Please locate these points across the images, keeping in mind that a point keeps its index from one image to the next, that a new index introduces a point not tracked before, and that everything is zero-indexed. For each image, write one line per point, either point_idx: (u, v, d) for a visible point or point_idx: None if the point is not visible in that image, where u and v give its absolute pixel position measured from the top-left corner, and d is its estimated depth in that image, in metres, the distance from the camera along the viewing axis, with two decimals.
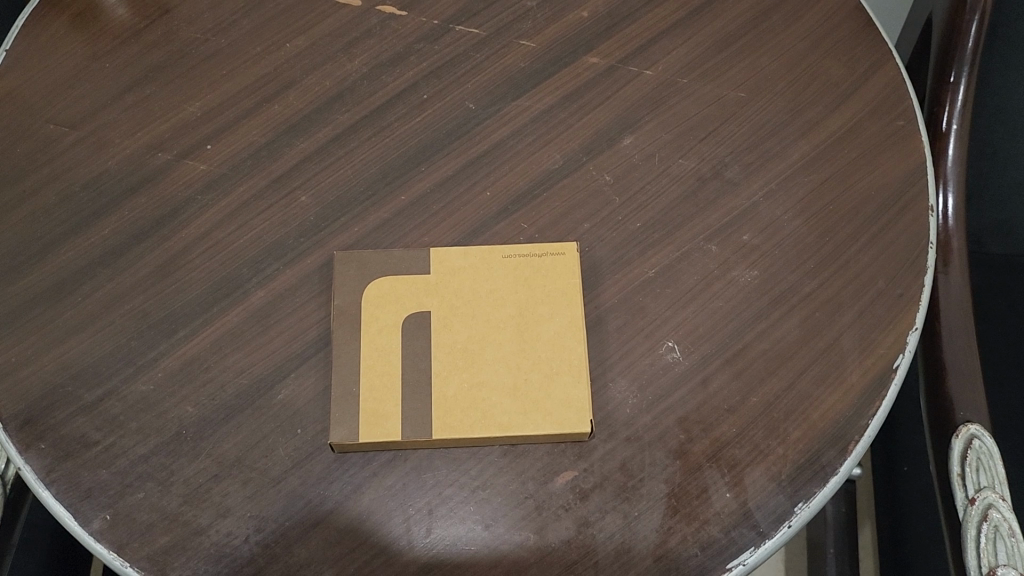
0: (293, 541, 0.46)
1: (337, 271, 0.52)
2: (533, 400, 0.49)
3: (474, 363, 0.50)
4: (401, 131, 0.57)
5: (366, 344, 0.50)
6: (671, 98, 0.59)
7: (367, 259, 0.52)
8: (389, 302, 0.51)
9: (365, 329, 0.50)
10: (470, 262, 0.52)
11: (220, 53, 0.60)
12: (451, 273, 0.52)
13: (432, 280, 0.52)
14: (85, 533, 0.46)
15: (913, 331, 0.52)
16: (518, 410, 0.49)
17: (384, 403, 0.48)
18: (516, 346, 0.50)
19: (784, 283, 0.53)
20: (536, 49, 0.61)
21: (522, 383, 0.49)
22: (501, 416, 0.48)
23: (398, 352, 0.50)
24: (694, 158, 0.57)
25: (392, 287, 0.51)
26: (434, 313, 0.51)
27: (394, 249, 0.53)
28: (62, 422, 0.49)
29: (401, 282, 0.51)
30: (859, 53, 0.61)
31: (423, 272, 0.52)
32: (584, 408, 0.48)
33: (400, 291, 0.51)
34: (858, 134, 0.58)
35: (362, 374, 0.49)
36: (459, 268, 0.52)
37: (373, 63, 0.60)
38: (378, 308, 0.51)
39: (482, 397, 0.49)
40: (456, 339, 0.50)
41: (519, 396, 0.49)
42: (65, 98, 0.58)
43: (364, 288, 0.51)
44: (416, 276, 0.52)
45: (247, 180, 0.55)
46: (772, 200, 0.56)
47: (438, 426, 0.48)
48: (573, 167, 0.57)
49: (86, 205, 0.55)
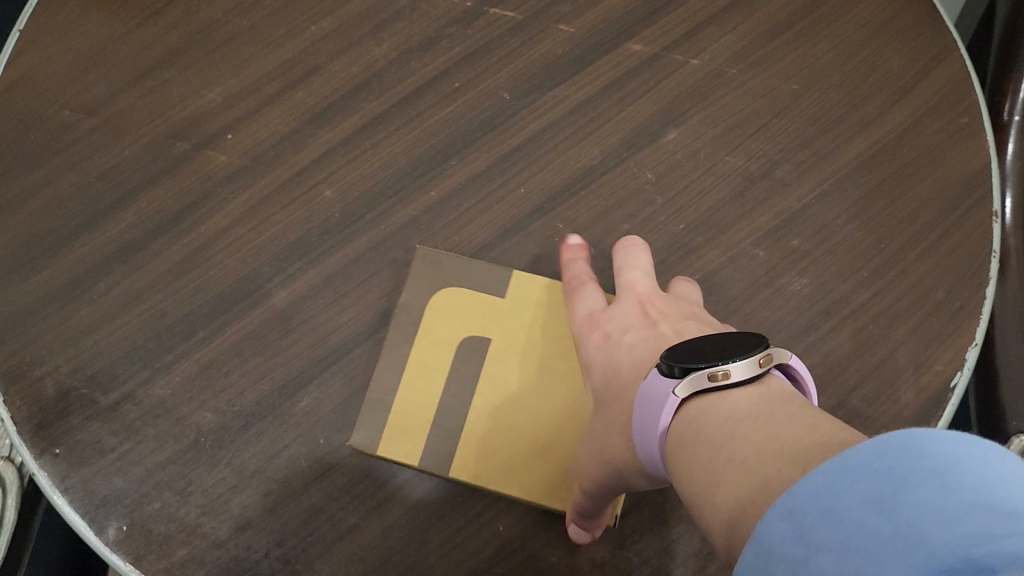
0: (314, 557, 0.44)
1: (414, 265, 0.51)
2: (559, 464, 0.47)
3: (516, 407, 0.48)
4: (432, 122, 0.54)
5: (415, 351, 0.49)
6: (720, 89, 0.55)
7: (442, 263, 0.51)
8: (451, 314, 0.50)
9: (420, 335, 0.49)
10: (546, 298, 0.50)
11: (242, 37, 0.56)
12: (524, 304, 0.50)
13: (503, 304, 0.50)
14: (100, 543, 0.44)
15: (973, 346, 0.48)
16: (542, 471, 0.46)
17: (413, 424, 0.47)
18: (565, 403, 0.48)
19: (835, 292, 0.50)
20: (574, 34, 0.56)
21: (555, 445, 0.47)
22: (522, 473, 0.46)
23: (443, 370, 0.49)
24: (742, 156, 0.53)
25: (458, 299, 0.50)
26: (493, 341, 0.49)
27: (478, 257, 0.51)
28: (77, 426, 0.47)
29: (470, 298, 0.50)
30: (924, 40, 0.56)
31: (496, 294, 0.50)
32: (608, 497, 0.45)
33: (466, 306, 0.50)
34: (918, 131, 0.54)
35: (401, 385, 0.48)
36: (533, 302, 0.50)
37: (403, 48, 0.56)
38: (439, 316, 0.50)
39: (507, 447, 0.47)
40: (506, 375, 0.48)
41: (549, 457, 0.47)
42: (80, 82, 0.55)
43: (433, 292, 0.50)
44: (488, 297, 0.50)
45: (271, 173, 0.53)
46: (826, 202, 0.52)
47: (458, 463, 0.46)
48: (613, 163, 0.53)
49: (102, 197, 0.52)
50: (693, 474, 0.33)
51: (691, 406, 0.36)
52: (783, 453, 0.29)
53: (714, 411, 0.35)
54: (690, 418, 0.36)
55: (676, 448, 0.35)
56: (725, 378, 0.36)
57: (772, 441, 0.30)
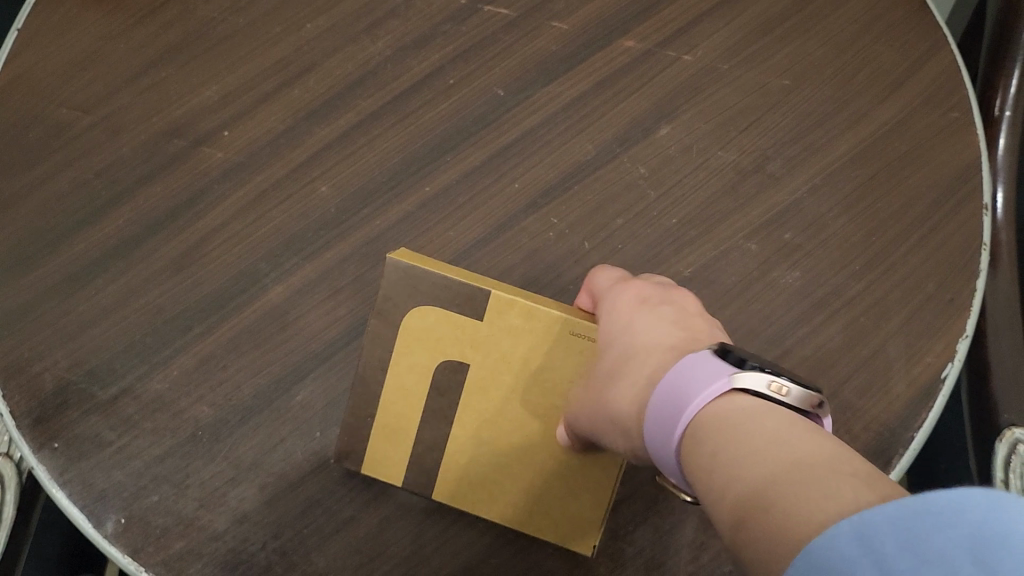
0: (310, 549, 0.46)
1: (385, 276, 0.46)
2: (539, 492, 0.47)
3: (497, 439, 0.47)
4: (425, 119, 0.54)
5: (391, 378, 0.47)
6: (712, 85, 0.55)
7: (419, 280, 0.46)
8: (427, 339, 0.46)
9: (395, 362, 0.47)
10: (528, 324, 0.46)
11: (236, 34, 0.56)
12: (505, 330, 0.46)
13: (481, 330, 0.46)
14: (100, 535, 0.46)
15: (963, 338, 0.49)
16: (522, 500, 0.47)
17: (395, 450, 0.47)
18: (548, 437, 0.46)
19: (826, 286, 0.51)
20: (569, 31, 0.56)
21: (536, 477, 0.47)
22: (502, 502, 0.47)
23: (420, 401, 0.47)
24: (734, 150, 0.54)
25: (434, 323, 0.46)
26: (473, 371, 0.46)
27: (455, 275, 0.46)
28: (76, 421, 0.48)
29: (446, 322, 0.46)
30: (915, 37, 0.57)
31: (474, 319, 0.46)
32: (588, 528, 0.46)
33: (442, 331, 0.46)
34: (909, 127, 0.54)
35: (380, 411, 0.47)
36: (515, 328, 0.46)
37: (398, 45, 0.56)
38: (413, 343, 0.46)
39: (488, 478, 0.47)
40: (486, 409, 0.46)
41: (530, 487, 0.47)
42: (75, 80, 0.55)
43: (406, 314, 0.46)
44: (466, 321, 0.46)
45: (267, 169, 0.53)
46: (817, 196, 0.53)
47: (440, 486, 0.47)
48: (606, 158, 0.54)
49: (99, 195, 0.53)
50: (731, 450, 0.32)
51: (741, 397, 0.35)
52: (859, 474, 0.29)
53: (770, 412, 0.34)
54: (741, 407, 0.35)
55: (714, 424, 0.35)
56: (781, 394, 0.35)
57: (842, 460, 0.30)
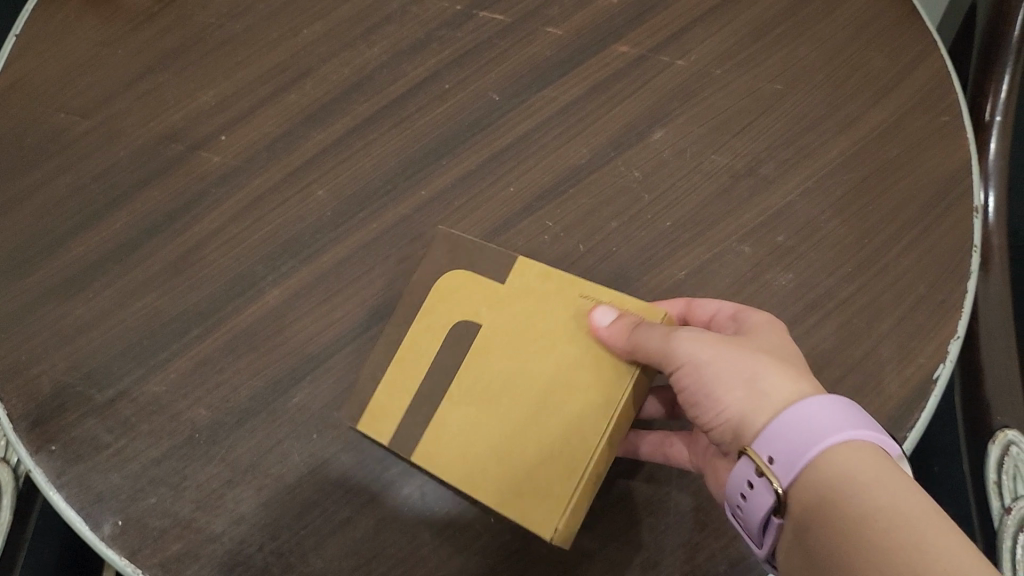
0: (307, 550, 0.45)
1: (436, 243, 0.51)
2: (514, 464, 0.44)
3: (489, 400, 0.46)
4: (421, 124, 0.55)
5: (412, 331, 0.48)
6: (704, 89, 0.56)
7: (466, 246, 0.50)
8: (453, 298, 0.49)
9: (421, 317, 0.49)
10: (547, 286, 0.47)
11: (236, 40, 0.58)
12: (523, 293, 0.48)
13: (501, 292, 0.48)
14: (97, 538, 0.45)
15: (955, 339, 0.49)
16: (494, 471, 0.44)
17: (394, 405, 0.47)
18: (536, 405, 0.45)
19: (819, 287, 0.51)
20: (562, 37, 0.58)
21: (514, 448, 0.44)
22: (476, 472, 0.44)
23: (430, 359, 0.48)
24: (727, 153, 0.54)
25: (460, 284, 0.49)
26: (485, 327, 0.47)
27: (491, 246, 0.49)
28: (74, 423, 0.48)
29: (471, 284, 0.49)
30: (902, 43, 0.58)
31: (496, 282, 0.48)
32: (559, 507, 0.42)
33: (464, 291, 0.49)
34: (900, 130, 0.55)
35: (394, 366, 0.48)
36: (531, 290, 0.48)
37: (394, 52, 0.57)
38: (439, 300, 0.49)
39: (472, 443, 0.45)
40: (488, 368, 0.46)
41: (510, 457, 0.44)
42: (77, 87, 0.56)
43: (440, 275, 0.49)
44: (488, 283, 0.48)
45: (265, 172, 0.54)
46: (809, 198, 0.53)
47: (423, 447, 0.45)
48: (600, 162, 0.54)
49: (98, 199, 0.53)
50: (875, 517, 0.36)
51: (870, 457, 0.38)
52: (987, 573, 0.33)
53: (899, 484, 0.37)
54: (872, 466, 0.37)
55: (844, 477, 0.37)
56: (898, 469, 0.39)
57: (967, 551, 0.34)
